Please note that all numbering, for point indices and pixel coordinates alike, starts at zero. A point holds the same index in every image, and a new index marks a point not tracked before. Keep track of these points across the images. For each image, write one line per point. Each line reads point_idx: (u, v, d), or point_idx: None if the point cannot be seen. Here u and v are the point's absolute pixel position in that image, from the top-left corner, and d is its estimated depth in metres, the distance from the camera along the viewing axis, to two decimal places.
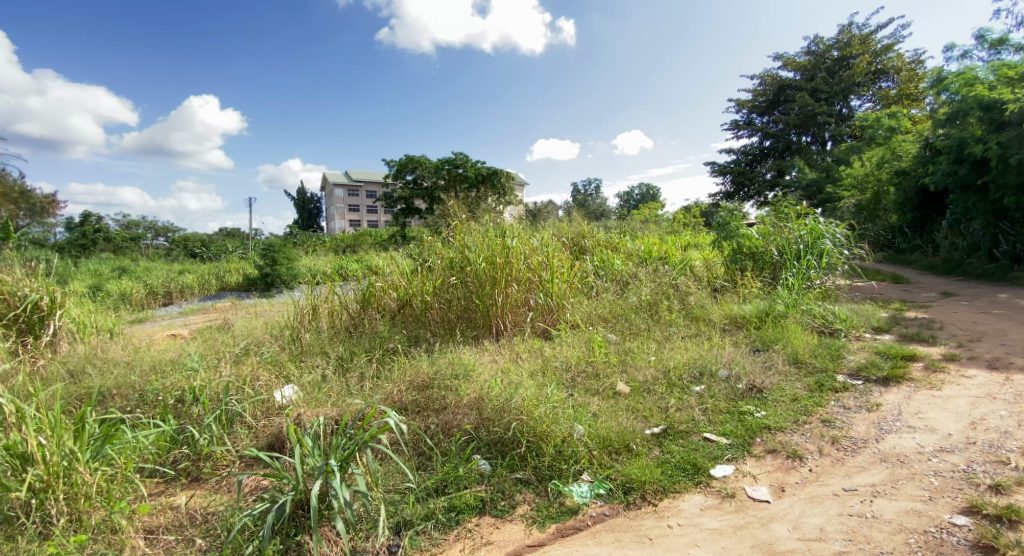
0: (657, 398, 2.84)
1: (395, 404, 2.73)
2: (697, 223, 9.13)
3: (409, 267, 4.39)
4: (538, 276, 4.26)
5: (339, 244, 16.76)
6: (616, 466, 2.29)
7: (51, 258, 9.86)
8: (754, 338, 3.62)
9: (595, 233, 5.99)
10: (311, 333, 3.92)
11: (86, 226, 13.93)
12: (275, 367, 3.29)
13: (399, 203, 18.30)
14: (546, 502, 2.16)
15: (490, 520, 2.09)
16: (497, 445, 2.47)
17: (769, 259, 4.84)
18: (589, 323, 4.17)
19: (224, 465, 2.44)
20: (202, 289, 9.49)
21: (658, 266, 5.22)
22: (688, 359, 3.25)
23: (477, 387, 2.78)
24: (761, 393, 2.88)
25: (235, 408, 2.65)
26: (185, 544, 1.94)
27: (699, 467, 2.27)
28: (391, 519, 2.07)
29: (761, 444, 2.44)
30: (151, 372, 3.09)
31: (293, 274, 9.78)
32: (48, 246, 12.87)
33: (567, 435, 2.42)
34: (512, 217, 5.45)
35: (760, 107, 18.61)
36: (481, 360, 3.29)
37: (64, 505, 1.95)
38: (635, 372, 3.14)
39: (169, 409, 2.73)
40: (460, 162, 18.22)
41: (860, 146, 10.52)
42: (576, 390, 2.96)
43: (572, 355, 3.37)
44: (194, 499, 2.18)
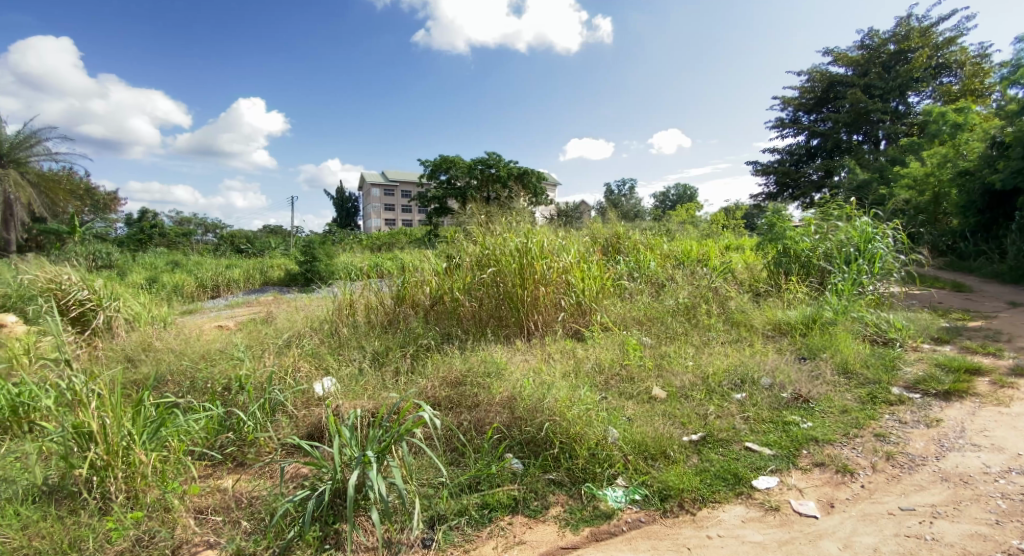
0: (695, 404, 2.76)
1: (428, 400, 2.77)
2: (737, 225, 8.88)
3: (443, 265, 4.44)
4: (573, 276, 4.23)
5: (377, 242, 17.13)
6: (652, 473, 2.24)
7: (112, 252, 10.53)
8: (800, 345, 3.48)
9: (631, 234, 5.89)
10: (349, 328, 4.02)
11: (143, 222, 14.79)
12: (315, 360, 3.38)
13: (433, 202, 18.60)
14: (579, 505, 2.13)
15: (523, 520, 2.08)
16: (530, 445, 2.46)
17: (816, 263, 4.65)
18: (624, 325, 4.10)
19: (267, 452, 2.52)
20: (248, 283, 9.89)
21: (696, 269, 5.08)
22: (728, 365, 3.15)
23: (509, 386, 2.78)
24: (807, 403, 2.77)
25: (278, 397, 2.73)
26: (231, 526, 2.02)
27: (740, 477, 2.20)
28: (425, 513, 2.09)
29: (807, 456, 2.34)
30: (202, 360, 3.23)
31: (332, 270, 10.07)
32: (109, 240, 13.75)
33: (601, 438, 2.39)
34: (545, 216, 5.44)
35: (807, 105, 17.97)
36: (513, 359, 3.29)
37: (122, 483, 2.06)
38: (671, 376, 3.07)
39: (218, 396, 2.85)
40: (493, 162, 18.38)
41: (918, 144, 9.97)
42: (610, 393, 2.91)
43: (605, 357, 3.32)
44: (239, 483, 2.27)
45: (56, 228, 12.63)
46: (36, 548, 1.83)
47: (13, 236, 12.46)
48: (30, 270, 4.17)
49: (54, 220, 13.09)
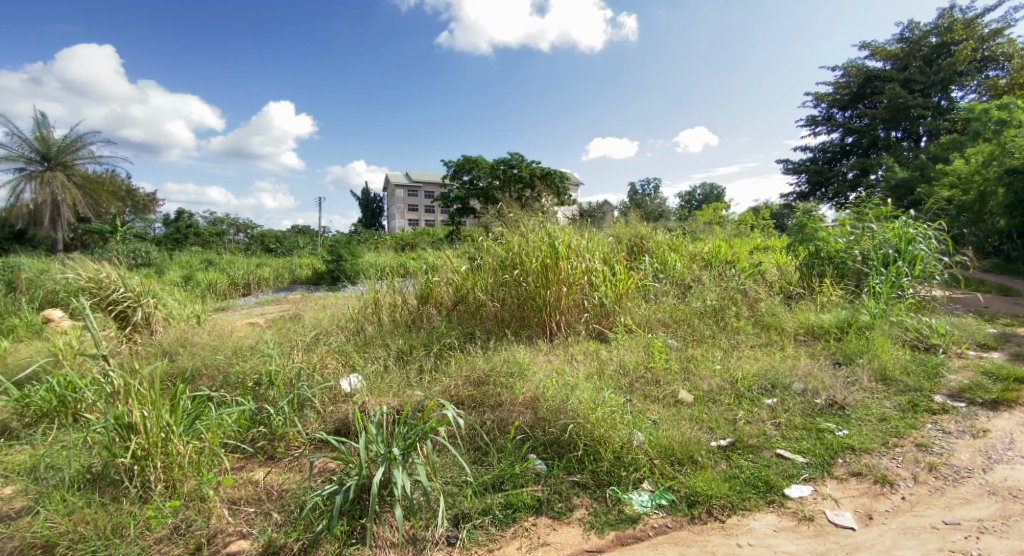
0: (723, 408, 2.70)
1: (452, 399, 2.78)
2: (766, 226, 8.67)
3: (467, 265, 4.46)
4: (597, 277, 4.19)
5: (402, 242, 17.33)
6: (679, 478, 2.20)
7: (149, 251, 10.95)
8: (834, 350, 3.37)
9: (656, 234, 5.80)
10: (374, 326, 4.07)
11: (179, 222, 15.32)
12: (342, 357, 3.44)
13: (456, 202, 18.74)
14: (603, 508, 2.11)
15: (547, 521, 2.07)
16: (553, 446, 2.44)
17: (852, 265, 4.49)
18: (649, 328, 4.04)
19: (296, 446, 2.58)
20: (276, 281, 10.13)
21: (724, 270, 4.98)
22: (758, 369, 3.07)
23: (533, 386, 2.77)
24: (843, 410, 2.67)
25: (306, 393, 2.79)
26: (262, 517, 2.07)
27: (771, 484, 2.14)
28: (450, 511, 2.10)
29: (843, 465, 2.26)
30: (234, 356, 3.33)
31: (357, 269, 10.25)
32: (148, 239, 14.32)
33: (626, 441, 2.35)
34: (567, 217, 5.42)
35: (842, 101, 17.42)
36: (536, 359, 3.29)
37: (161, 473, 2.13)
38: (698, 380, 3.01)
39: (249, 391, 2.93)
40: (515, 162, 18.40)
41: (963, 141, 9.53)
42: (635, 396, 2.87)
43: (630, 359, 3.28)
44: (270, 476, 2.33)
45: (100, 229, 13.20)
46: (81, 533, 1.91)
47: (60, 236, 13.10)
48: (74, 268, 4.36)
49: (97, 220, 13.71)
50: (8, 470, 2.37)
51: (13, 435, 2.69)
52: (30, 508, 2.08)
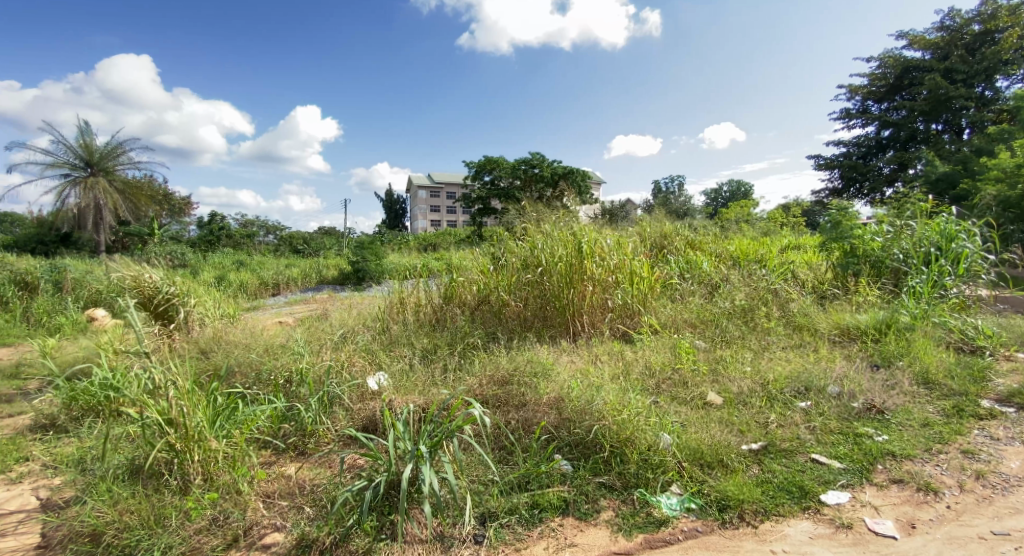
0: (754, 411, 2.64)
1: (477, 398, 2.79)
2: (797, 223, 8.44)
3: (490, 266, 4.47)
4: (622, 276, 4.15)
5: (426, 242, 17.47)
6: (709, 481, 2.16)
7: (184, 252, 11.34)
8: (871, 352, 3.25)
9: (682, 232, 5.68)
10: (399, 325, 4.12)
11: (211, 223, 15.79)
12: (369, 355, 3.49)
13: (478, 202, 18.85)
14: (631, 510, 2.08)
15: (573, 522, 2.06)
16: (579, 446, 2.43)
17: (889, 264, 4.33)
18: (675, 328, 3.97)
19: (325, 442, 2.64)
20: (304, 281, 10.35)
21: (753, 269, 4.86)
22: (790, 371, 2.99)
23: (557, 386, 2.76)
24: (882, 414, 2.58)
25: (335, 390, 2.83)
26: (295, 511, 2.12)
27: (806, 490, 2.08)
28: (476, 509, 2.11)
29: (883, 472, 2.18)
30: (266, 353, 3.41)
31: (381, 269, 10.40)
32: (184, 241, 14.83)
33: (653, 443, 2.31)
34: (591, 216, 5.38)
35: (878, 93, 16.82)
36: (560, 360, 3.27)
37: (199, 467, 2.20)
38: (728, 382, 2.94)
39: (281, 388, 3.00)
40: (537, 162, 18.36)
41: (1010, 132, 9.09)
42: (662, 397, 2.83)
43: (656, 360, 3.23)
44: (302, 471, 2.38)
45: (139, 231, 13.70)
46: (126, 522, 1.99)
47: (102, 239, 13.69)
48: (117, 269, 4.55)
49: (137, 223, 14.26)
50: (57, 462, 2.48)
51: (62, 429, 2.83)
52: (78, 498, 2.18)
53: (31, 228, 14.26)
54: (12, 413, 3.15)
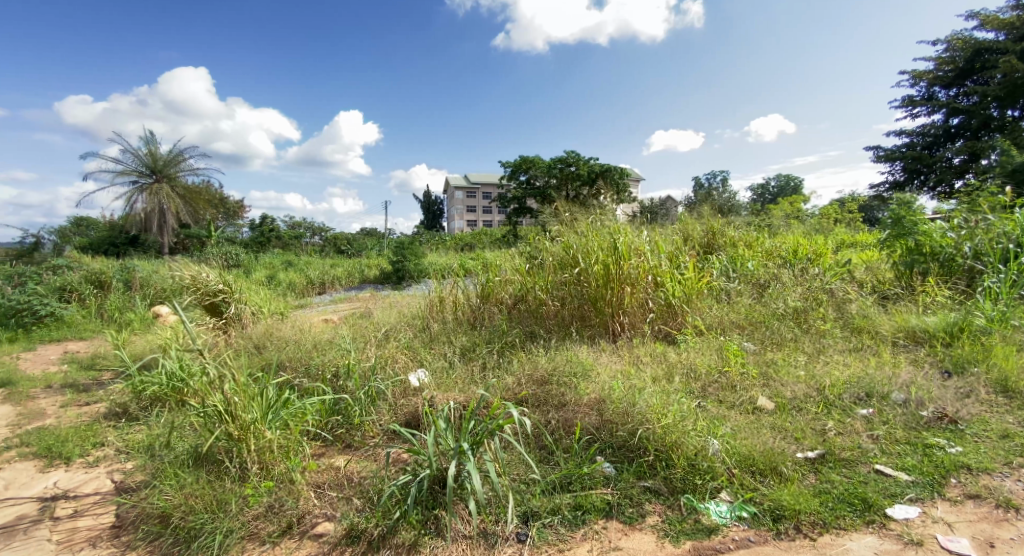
0: (809, 417, 2.52)
1: (517, 398, 2.79)
2: (852, 219, 8.01)
3: (527, 265, 4.47)
4: (664, 276, 4.04)
5: (464, 242, 17.60)
6: (761, 489, 2.08)
7: (238, 253, 11.91)
8: (941, 357, 3.04)
9: (728, 230, 5.49)
10: (439, 323, 4.18)
11: (262, 225, 16.51)
12: (410, 352, 3.55)
13: (514, 201, 18.95)
14: (678, 517, 2.03)
15: (618, 526, 2.02)
16: (622, 449, 2.39)
17: (961, 263, 4.03)
18: (721, 330, 3.85)
19: (371, 436, 2.71)
20: (348, 281, 10.64)
21: (805, 268, 4.64)
22: (849, 377, 2.83)
23: (598, 387, 2.72)
24: (955, 424, 2.41)
25: (379, 386, 2.90)
26: (344, 501, 2.18)
27: (869, 502, 1.97)
28: (519, 508, 2.10)
29: (957, 487, 2.03)
30: (313, 349, 3.54)
31: (420, 269, 10.60)
32: (237, 241, 15.58)
33: (701, 448, 2.24)
34: (630, 214, 5.28)
35: (945, 78, 15.73)
36: (600, 360, 3.22)
37: (256, 456, 2.30)
38: (780, 386, 2.82)
39: (328, 382, 3.10)
40: (575, 161, 18.22)
41: None
42: (709, 401, 2.74)
43: (702, 362, 3.12)
44: (350, 463, 2.45)
45: (197, 232, 14.41)
46: (191, 506, 2.10)
47: (165, 241, 14.58)
48: (178, 269, 4.84)
49: (196, 226, 15.09)
50: (129, 447, 2.66)
51: (133, 417, 3.03)
52: (148, 481, 2.33)
53: (103, 230, 15.34)
54: (89, 401, 3.40)
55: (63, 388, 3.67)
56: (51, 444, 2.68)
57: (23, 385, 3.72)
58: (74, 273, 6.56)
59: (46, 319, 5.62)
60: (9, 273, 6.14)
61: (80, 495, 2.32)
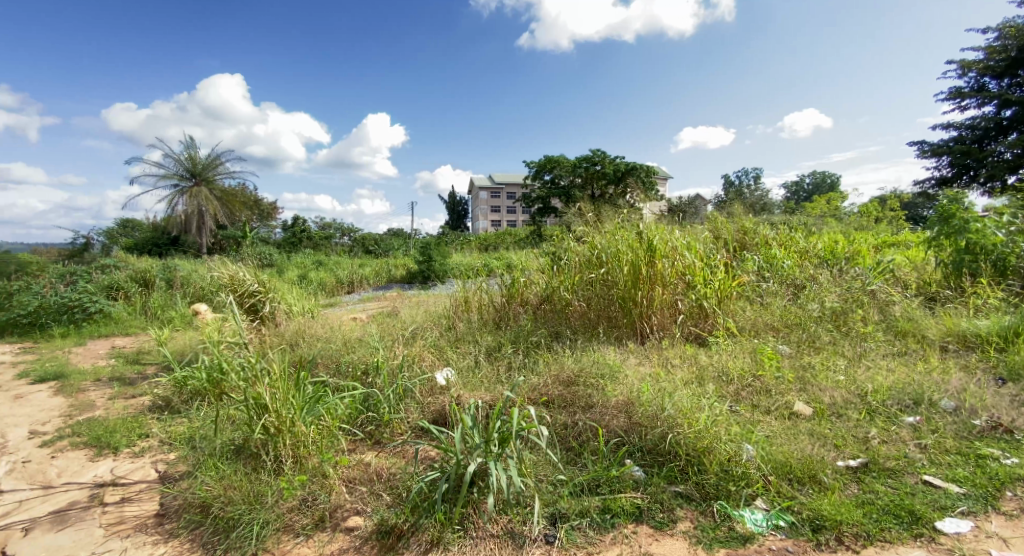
0: (850, 424, 2.42)
1: (543, 399, 2.78)
2: (894, 218, 7.69)
3: (553, 265, 4.46)
4: (694, 276, 3.95)
5: (489, 242, 17.67)
6: (800, 498, 2.01)
7: (271, 253, 12.25)
8: (995, 363, 2.88)
9: (761, 229, 5.33)
10: (464, 323, 4.20)
11: (294, 225, 16.95)
12: (437, 351, 3.58)
13: (539, 201, 18.96)
14: (711, 523, 1.98)
15: (648, 531, 1.99)
16: (652, 453, 2.34)
17: (1016, 264, 3.81)
18: (754, 332, 3.74)
19: (399, 433, 2.74)
20: (375, 280, 10.81)
21: (844, 269, 4.47)
22: (893, 382, 2.71)
23: (626, 389, 2.68)
24: (1011, 434, 2.28)
25: (407, 384, 2.94)
26: (374, 497, 2.21)
27: (916, 514, 1.88)
28: (547, 509, 2.09)
29: (1014, 501, 1.92)
30: (343, 347, 3.60)
31: (445, 269, 10.70)
32: (271, 242, 16.04)
33: (735, 454, 2.18)
34: (657, 213, 5.20)
35: (995, 69, 14.94)
36: (628, 362, 3.17)
37: (290, 450, 2.35)
38: (817, 391, 2.72)
39: (358, 379, 3.15)
40: (601, 159, 18.07)
41: None
42: (742, 405, 2.67)
43: (734, 365, 3.04)
44: (379, 459, 2.48)
45: (233, 233, 14.88)
46: (229, 496, 2.16)
47: (204, 241, 15.13)
48: (216, 268, 5.03)
49: (232, 227, 15.61)
50: (172, 438, 2.77)
51: (175, 409, 3.15)
52: (190, 472, 2.42)
53: (146, 231, 16.02)
54: (135, 393, 3.55)
55: (110, 381, 3.85)
56: (100, 434, 2.81)
57: (74, 378, 3.91)
58: (120, 272, 6.88)
59: (95, 315, 5.90)
60: (61, 272, 6.48)
61: (127, 483, 2.42)
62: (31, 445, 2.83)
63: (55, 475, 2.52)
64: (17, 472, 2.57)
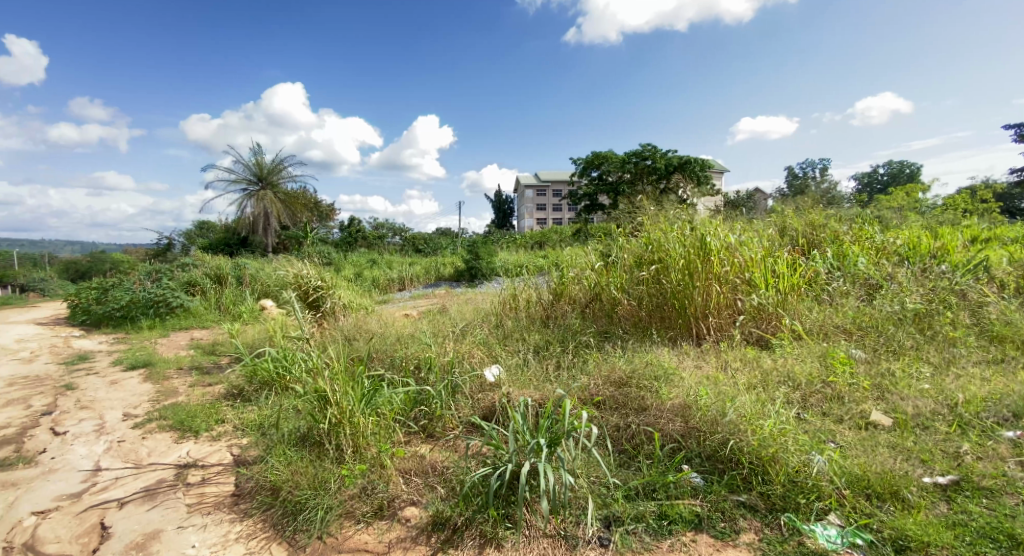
0: (938, 438, 2.23)
1: (593, 399, 2.73)
2: (986, 210, 7.00)
3: (602, 263, 4.39)
4: (753, 274, 3.77)
5: (536, 240, 17.65)
6: (880, 515, 1.87)
7: (329, 252, 12.80)
8: None
9: (830, 223, 5.00)
10: (512, 320, 4.21)
11: (350, 225, 17.62)
12: (486, 348, 3.60)
13: (587, 198, 18.75)
14: (778, 537, 1.88)
15: (708, 540, 1.91)
16: (711, 459, 2.25)
17: None
18: (823, 334, 3.51)
19: (451, 428, 2.78)
20: (426, 278, 11.03)
21: (928, 268, 4.12)
22: (989, 393, 2.47)
23: (683, 393, 2.57)
24: None
25: (458, 380, 2.98)
26: (429, 490, 2.25)
27: (1018, 539, 1.70)
28: (601, 511, 2.05)
29: None
30: (397, 343, 3.70)
31: (492, 267, 10.78)
32: (329, 241, 16.75)
33: (805, 465, 2.05)
34: (712, 208, 5.00)
35: None
36: (683, 364, 3.07)
37: (350, 440, 2.43)
38: (899, 401, 2.52)
39: (411, 374, 3.22)
40: (652, 154, 17.60)
41: None
42: (811, 412, 2.51)
43: (801, 370, 2.86)
44: (433, 453, 2.53)
45: (295, 233, 15.67)
46: (296, 482, 2.27)
47: (269, 241, 16.03)
48: (281, 266, 5.32)
49: (294, 228, 16.45)
50: (244, 425, 2.94)
51: (246, 398, 3.35)
52: (260, 457, 2.56)
53: (218, 233, 17.16)
54: (211, 382, 3.81)
55: (190, 370, 4.14)
56: (183, 419, 3.03)
57: (160, 366, 4.26)
58: (197, 270, 7.41)
59: (176, 309, 6.37)
60: (148, 270, 7.07)
61: (206, 465, 2.59)
62: (124, 426, 3.09)
63: (145, 455, 2.74)
64: (114, 450, 2.81)
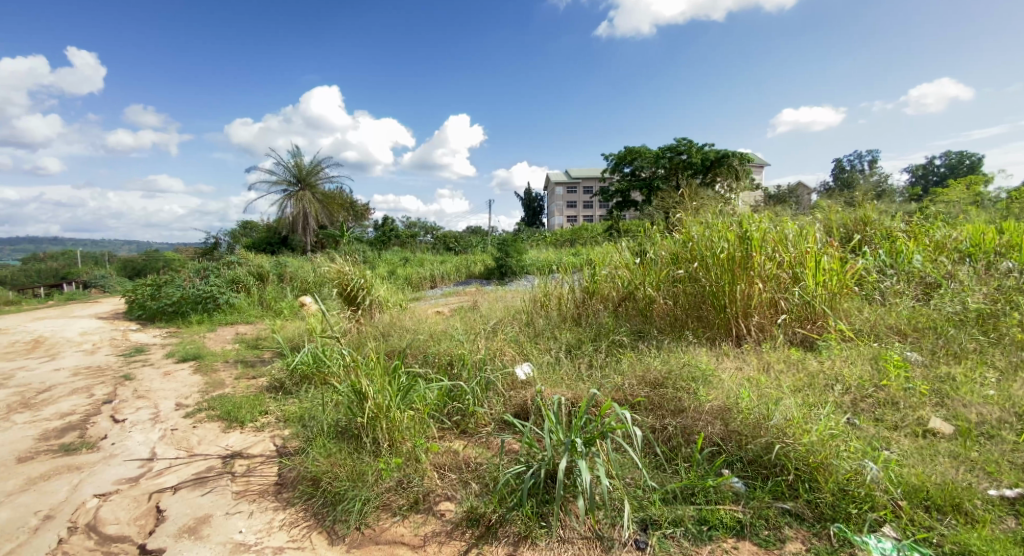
0: (1005, 448, 2.09)
1: (627, 400, 2.69)
2: None
3: (637, 260, 4.32)
4: (795, 273, 3.63)
5: (567, 238, 17.52)
6: (940, 529, 1.77)
7: (364, 250, 13.08)
8: None
9: (881, 219, 4.77)
10: (544, 318, 4.20)
11: (384, 224, 17.95)
12: (517, 346, 3.59)
13: (619, 195, 18.49)
14: (826, 548, 1.81)
15: (751, 548, 1.85)
16: (753, 464, 2.17)
17: None
18: (874, 335, 3.35)
19: (483, 425, 2.79)
20: (458, 276, 11.12)
21: (992, 264, 3.88)
22: None
23: (723, 394, 2.48)
24: None
25: (490, 377, 2.98)
26: (463, 485, 2.27)
27: None
28: (637, 513, 2.01)
29: None
30: (430, 339, 3.74)
31: (523, 265, 10.77)
32: (365, 240, 17.11)
33: (856, 473, 1.96)
34: (752, 203, 4.84)
35: None
36: (722, 365, 2.98)
37: (386, 433, 2.47)
38: (960, 407, 2.37)
39: (445, 371, 3.25)
40: (688, 148, 17.20)
41: None
42: (862, 417, 2.40)
43: (850, 373, 2.72)
44: (466, 449, 2.54)
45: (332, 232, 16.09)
46: (335, 473, 2.32)
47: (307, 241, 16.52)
48: (320, 264, 5.46)
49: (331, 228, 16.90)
50: (286, 417, 3.04)
51: (287, 391, 3.46)
52: (301, 448, 2.64)
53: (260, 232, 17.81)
54: (255, 375, 3.95)
55: (236, 363, 4.31)
56: (229, 409, 3.16)
57: (208, 359, 4.45)
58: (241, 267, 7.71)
59: (222, 305, 6.64)
60: (196, 268, 7.40)
61: (251, 454, 2.69)
62: (177, 415, 3.25)
63: (195, 443, 2.87)
64: (167, 437, 2.95)
